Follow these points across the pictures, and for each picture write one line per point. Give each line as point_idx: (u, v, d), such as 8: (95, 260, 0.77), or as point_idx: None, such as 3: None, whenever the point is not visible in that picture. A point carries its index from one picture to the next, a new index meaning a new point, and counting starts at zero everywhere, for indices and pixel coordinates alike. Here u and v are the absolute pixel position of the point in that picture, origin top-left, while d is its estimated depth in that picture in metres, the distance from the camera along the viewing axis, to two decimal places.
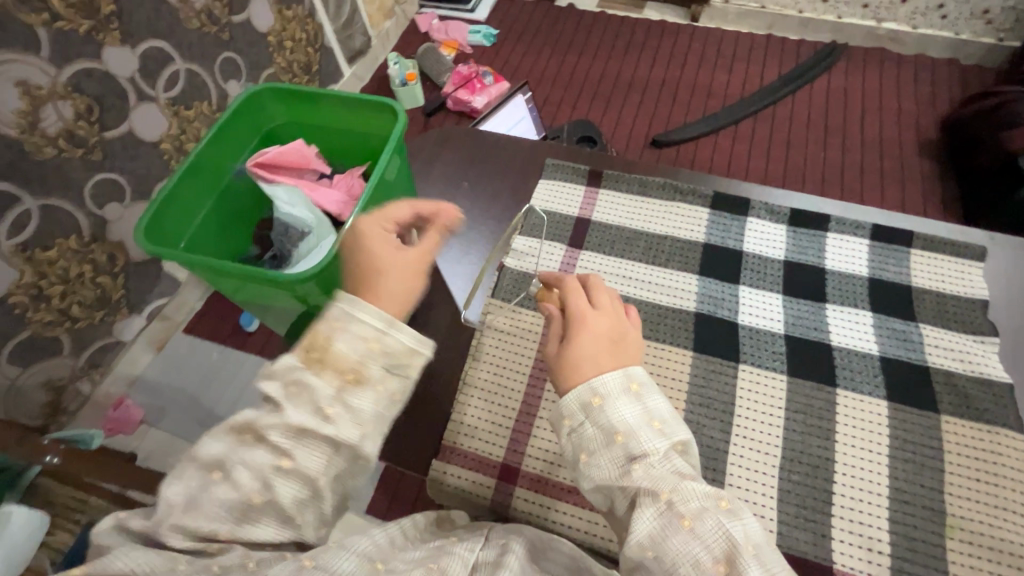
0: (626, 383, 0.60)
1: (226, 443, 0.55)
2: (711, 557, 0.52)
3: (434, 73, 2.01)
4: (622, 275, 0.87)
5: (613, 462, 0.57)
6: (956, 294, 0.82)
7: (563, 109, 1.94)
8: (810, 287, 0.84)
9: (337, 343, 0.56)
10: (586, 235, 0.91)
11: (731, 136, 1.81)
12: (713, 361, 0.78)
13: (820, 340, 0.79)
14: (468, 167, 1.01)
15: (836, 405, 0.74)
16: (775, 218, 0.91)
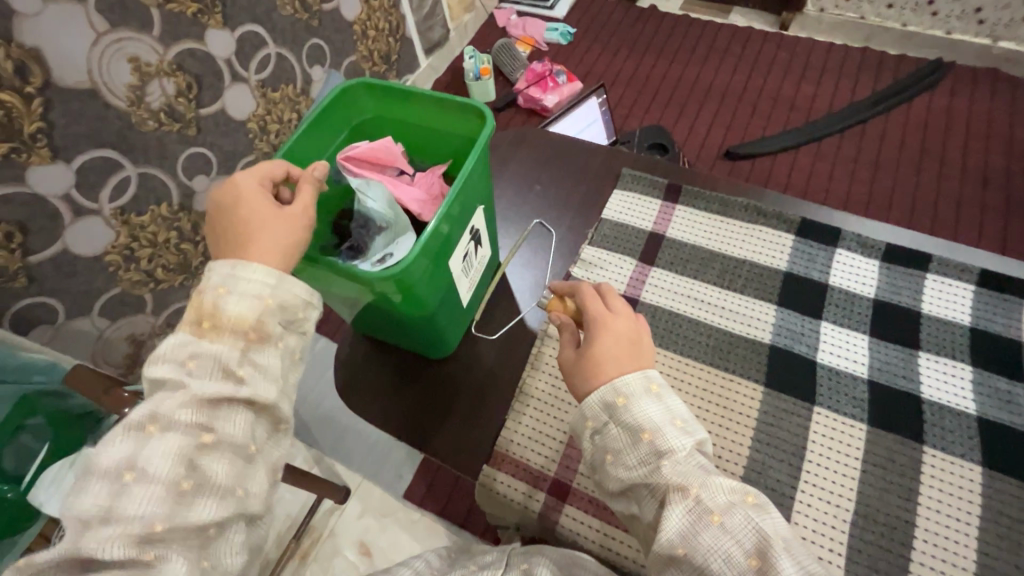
0: (647, 384, 0.60)
1: (125, 444, 0.51)
2: (744, 554, 0.50)
3: (508, 69, 2.00)
4: (691, 298, 0.80)
5: (640, 460, 0.57)
6: None
7: (635, 112, 1.90)
8: (903, 330, 0.75)
9: (225, 307, 0.56)
10: (658, 252, 0.85)
11: (812, 153, 1.72)
12: (791, 404, 0.71)
13: (910, 392, 0.70)
14: (540, 175, 0.99)
15: (921, 465, 0.66)
16: (868, 251, 0.81)
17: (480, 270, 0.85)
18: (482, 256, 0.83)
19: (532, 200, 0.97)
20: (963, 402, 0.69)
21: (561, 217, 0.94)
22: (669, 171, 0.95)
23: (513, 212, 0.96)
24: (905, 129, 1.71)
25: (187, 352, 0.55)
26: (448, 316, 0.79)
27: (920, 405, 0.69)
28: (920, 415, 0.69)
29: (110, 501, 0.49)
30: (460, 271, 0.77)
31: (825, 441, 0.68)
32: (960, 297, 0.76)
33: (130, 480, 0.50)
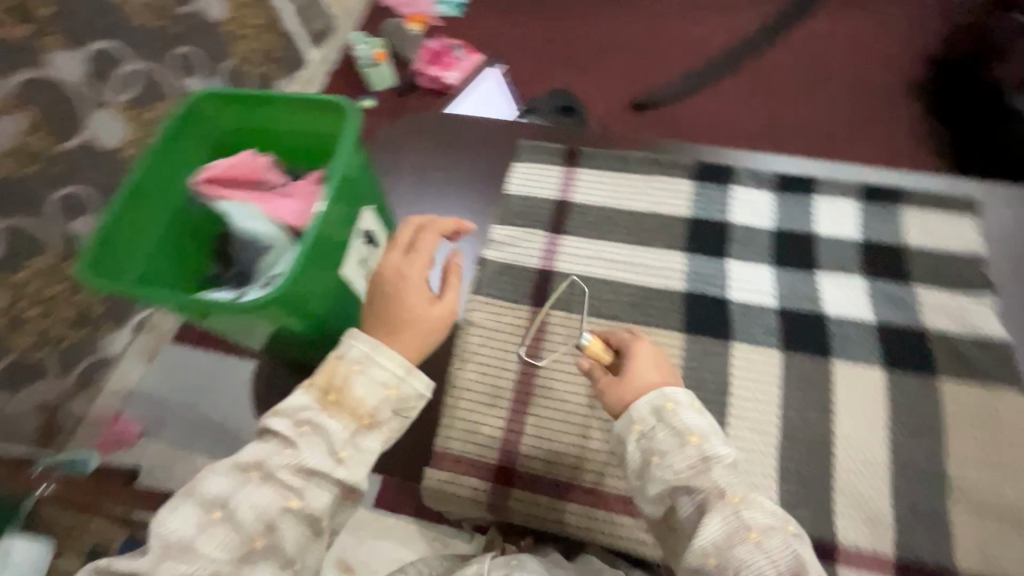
0: (690, 400, 0.61)
1: (232, 479, 0.56)
2: (777, 574, 0.52)
3: (403, 48, 1.85)
4: (610, 261, 0.82)
5: (686, 461, 0.58)
6: (952, 251, 0.79)
7: (538, 79, 1.88)
8: (801, 255, 0.81)
9: (354, 387, 0.59)
10: (567, 219, 0.86)
11: (710, 93, 1.77)
12: (710, 343, 0.76)
13: (813, 311, 0.77)
14: (440, 154, 0.94)
15: (832, 377, 0.73)
16: (759, 183, 0.87)
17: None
18: (382, 254, 0.78)
19: (435, 182, 0.92)
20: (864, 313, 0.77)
21: (468, 198, 0.91)
22: (567, 135, 0.95)
23: (416, 197, 0.92)
24: (791, 58, 1.79)
25: (303, 419, 0.58)
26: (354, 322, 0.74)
27: (826, 319, 0.76)
28: (824, 331, 0.76)
29: (201, 529, 0.53)
30: (356, 272, 0.71)
31: (745, 370, 0.74)
32: (851, 214, 0.84)
33: (219, 519, 0.54)
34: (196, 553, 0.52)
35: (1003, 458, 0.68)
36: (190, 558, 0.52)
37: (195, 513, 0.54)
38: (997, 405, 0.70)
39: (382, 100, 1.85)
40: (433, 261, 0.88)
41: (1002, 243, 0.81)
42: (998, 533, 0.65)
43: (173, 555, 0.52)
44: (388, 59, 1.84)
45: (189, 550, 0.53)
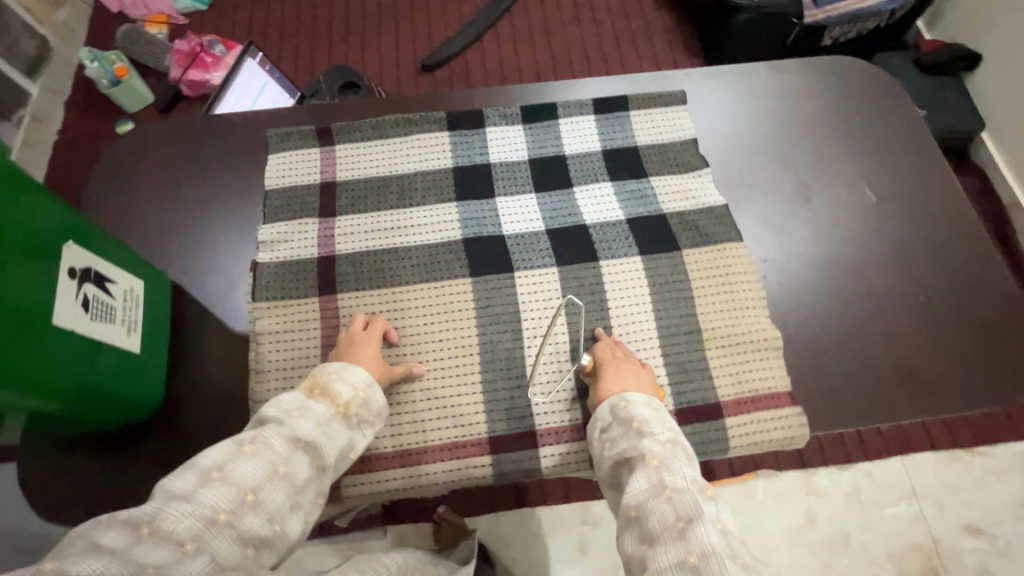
0: (647, 398, 0.60)
1: (225, 447, 0.50)
2: (675, 514, 0.49)
3: (151, 60, 1.83)
4: (409, 173, 0.77)
5: (626, 443, 0.57)
6: (787, 132, 0.82)
7: (340, 44, 1.94)
8: (631, 165, 0.77)
9: (336, 383, 0.59)
10: (337, 149, 0.79)
11: (494, 38, 1.97)
12: (552, 274, 0.71)
13: (656, 214, 0.74)
14: (197, 135, 0.82)
15: (684, 268, 0.71)
16: (582, 110, 0.81)
17: (140, 304, 0.64)
18: (128, 293, 0.62)
19: (192, 138, 0.82)
20: (706, 196, 0.75)
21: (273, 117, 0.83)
22: (325, 112, 0.84)
23: (166, 155, 0.81)
24: (579, 30, 1.98)
25: (295, 405, 0.56)
26: (123, 380, 0.59)
27: (678, 242, 0.72)
28: (670, 231, 0.73)
29: (199, 484, 0.47)
30: (98, 323, 0.56)
31: (598, 292, 0.70)
32: (663, 119, 0.80)
33: (248, 453, 0.50)
34: (195, 503, 0.45)
35: (849, 313, 0.70)
36: (193, 506, 0.45)
37: (195, 471, 0.48)
38: (834, 262, 0.73)
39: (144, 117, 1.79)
40: (232, 202, 0.78)
41: (764, 121, 0.82)
42: (848, 379, 0.67)
43: (170, 504, 0.45)
44: (134, 71, 1.75)
45: (196, 505, 0.45)
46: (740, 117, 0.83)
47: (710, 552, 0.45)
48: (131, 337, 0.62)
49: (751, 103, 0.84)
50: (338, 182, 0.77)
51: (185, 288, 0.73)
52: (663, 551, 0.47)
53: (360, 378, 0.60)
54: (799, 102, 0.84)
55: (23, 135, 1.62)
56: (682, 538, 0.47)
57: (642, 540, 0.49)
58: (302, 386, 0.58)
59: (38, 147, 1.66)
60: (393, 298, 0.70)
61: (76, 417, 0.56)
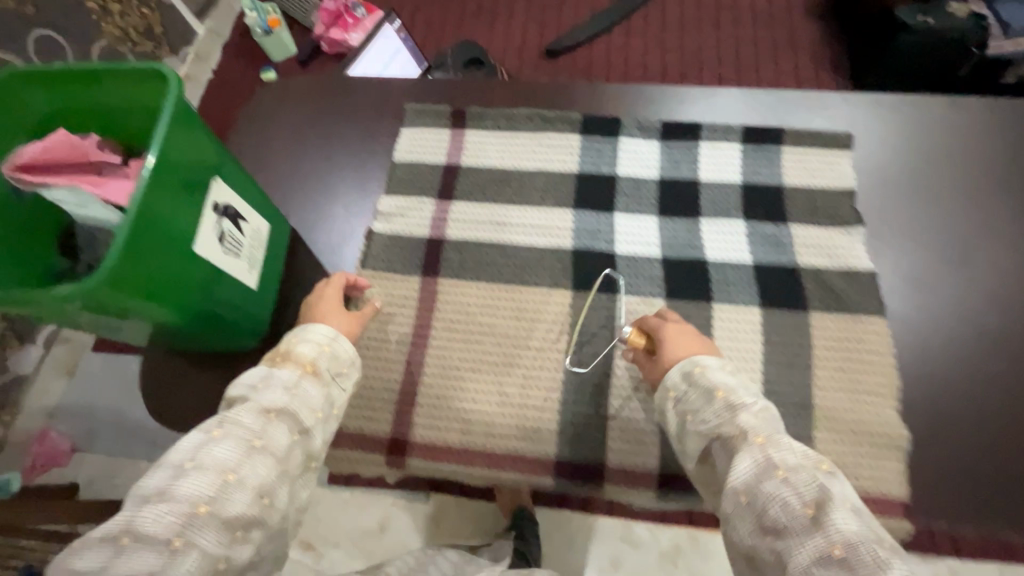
0: (720, 362, 0.56)
1: (196, 438, 0.49)
2: (801, 502, 0.43)
3: (301, 15, 1.96)
4: (532, 173, 0.76)
5: (717, 418, 0.51)
6: (959, 196, 0.71)
7: (471, 20, 1.97)
8: (769, 205, 0.71)
9: (297, 347, 0.58)
10: (466, 136, 0.80)
11: (624, 32, 1.91)
12: (656, 305, 0.67)
13: (786, 265, 0.68)
14: (337, 97, 0.86)
15: (807, 330, 0.65)
16: (727, 135, 0.75)
17: (265, 245, 0.67)
18: (257, 233, 0.65)
19: (332, 101, 0.85)
20: (851, 259, 0.67)
21: (410, 95, 0.84)
22: (456, 88, 0.84)
23: (307, 113, 0.85)
24: (716, 35, 1.87)
25: (261, 377, 0.55)
26: (234, 308, 0.63)
27: (807, 302, 0.66)
28: (799, 286, 0.67)
29: (172, 480, 0.46)
30: (226, 259, 0.59)
31: (705, 335, 0.66)
32: (816, 161, 0.73)
33: (219, 438, 0.48)
34: (172, 501, 0.44)
35: (998, 423, 0.60)
36: (171, 504, 0.44)
37: (170, 468, 0.47)
38: (993, 359, 0.63)
39: (286, 67, 1.94)
40: (357, 169, 0.81)
41: (932, 174, 0.72)
42: (983, 501, 0.57)
43: (146, 507, 0.44)
44: (285, 25, 1.90)
45: (174, 502, 0.44)
46: (902, 164, 0.73)
47: (855, 541, 0.40)
48: (250, 273, 0.64)
49: (921, 149, 0.74)
50: (462, 167, 0.78)
51: (301, 238, 0.77)
52: (800, 545, 0.41)
53: (325, 335, 0.60)
54: (981, 156, 0.73)
55: (186, 69, 1.82)
56: (818, 527, 0.41)
57: (764, 530, 0.43)
58: (265, 358, 0.58)
59: (197, 82, 1.86)
60: (490, 294, 0.70)
61: (185, 330, 0.60)
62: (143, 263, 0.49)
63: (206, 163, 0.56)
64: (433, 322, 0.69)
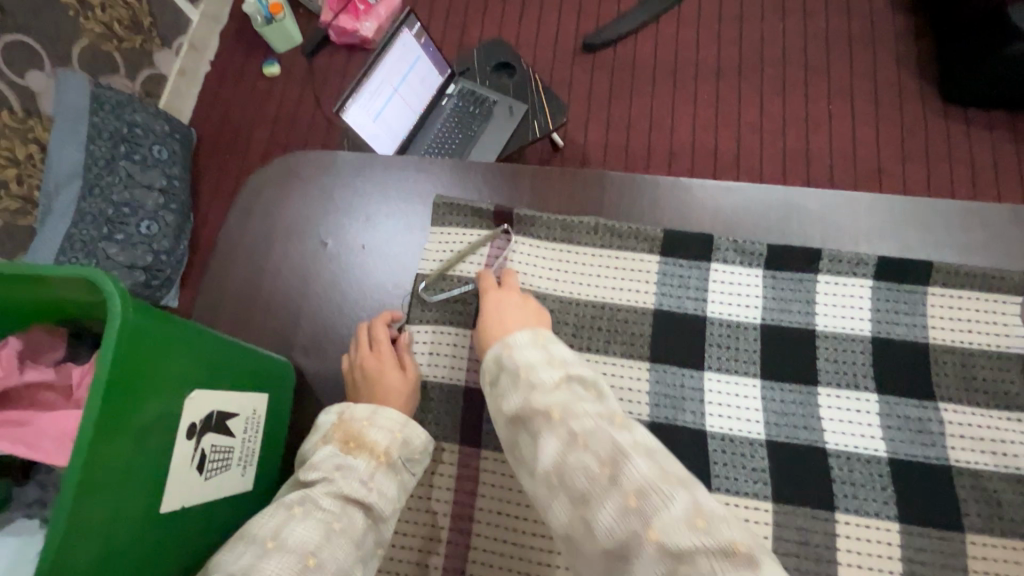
0: (532, 335, 0.49)
1: (277, 514, 0.47)
2: (596, 462, 0.40)
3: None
4: (596, 307, 0.60)
5: (518, 400, 0.45)
6: None
7: (498, 9, 1.74)
8: (911, 374, 0.55)
9: (370, 433, 0.53)
10: (511, 251, 0.63)
11: (673, 22, 1.67)
12: (766, 511, 0.52)
13: (932, 464, 0.52)
14: (351, 191, 0.70)
15: (967, 562, 0.49)
16: (855, 272, 0.58)
17: (262, 427, 0.54)
18: (251, 419, 0.52)
19: (346, 199, 0.70)
20: (1022, 460, 0.52)
21: (444, 167, 0.69)
22: (502, 180, 0.67)
23: (316, 193, 0.70)
24: (783, 27, 1.62)
25: (333, 465, 0.51)
26: (218, 526, 0.50)
27: (962, 517, 0.50)
28: (953, 494, 0.51)
29: (256, 558, 0.43)
30: (209, 476, 0.46)
31: (828, 559, 0.50)
32: (974, 314, 0.56)
33: (300, 515, 0.47)
34: None
35: None
36: None
37: (252, 545, 0.44)
38: None
39: (288, 58, 1.71)
40: (375, 287, 0.66)
41: None
42: None
43: None
44: (288, 10, 1.66)
45: None
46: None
47: (646, 486, 0.38)
48: (243, 477, 0.51)
49: None
50: None
51: (313, 382, 0.62)
52: (602, 510, 0.39)
53: (393, 418, 0.54)
54: None
55: (181, 63, 1.61)
56: (615, 483, 0.39)
57: (572, 501, 0.40)
58: (336, 440, 0.53)
59: (193, 77, 1.65)
60: None
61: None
62: (96, 539, 0.35)
63: (179, 369, 0.42)
64: (476, 516, 0.56)
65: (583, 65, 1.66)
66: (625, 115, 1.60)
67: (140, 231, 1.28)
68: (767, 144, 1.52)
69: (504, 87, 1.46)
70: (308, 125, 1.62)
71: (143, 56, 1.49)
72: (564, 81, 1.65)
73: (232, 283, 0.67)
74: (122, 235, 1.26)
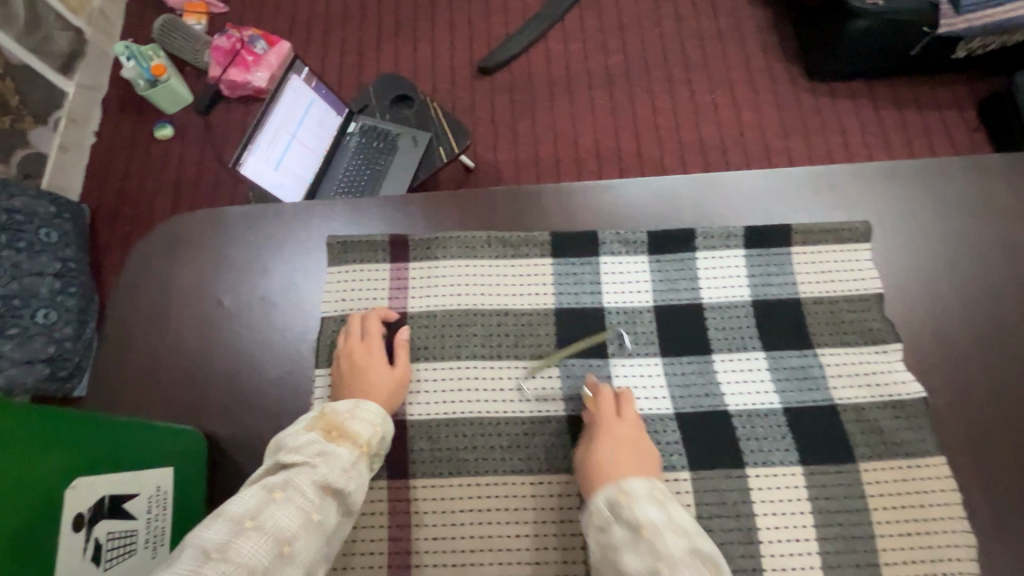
0: (651, 489, 0.49)
1: (255, 495, 0.46)
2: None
3: (191, 57, 1.69)
4: (500, 316, 0.62)
5: (640, 563, 0.45)
6: (981, 285, 0.62)
7: (391, 44, 1.77)
8: (789, 327, 0.60)
9: (352, 425, 0.53)
10: (410, 277, 0.65)
11: (559, 36, 1.76)
12: (684, 479, 0.55)
13: (818, 405, 0.57)
14: (241, 243, 0.69)
15: (862, 488, 0.54)
16: (725, 244, 0.63)
17: (170, 503, 0.53)
18: (156, 496, 0.52)
19: (237, 252, 0.68)
20: (894, 386, 0.57)
21: (337, 206, 0.70)
22: (396, 210, 0.69)
23: (206, 251, 0.68)
24: (658, 29, 1.75)
25: (316, 451, 0.50)
26: None
27: (853, 450, 0.55)
28: (841, 428, 0.56)
29: (233, 536, 0.43)
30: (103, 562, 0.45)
31: (745, 513, 0.53)
32: (832, 263, 0.62)
33: (282, 499, 0.46)
34: None
35: None
36: None
37: (227, 522, 0.44)
38: None
39: (180, 118, 1.66)
40: (280, 334, 0.65)
41: (950, 259, 0.63)
42: None
43: (208, 565, 0.40)
44: (173, 70, 1.61)
45: None
46: (920, 248, 0.64)
47: None
48: (156, 558, 0.50)
49: (942, 222, 0.64)
50: (409, 317, 0.63)
51: (228, 444, 0.60)
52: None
53: (375, 412, 0.55)
54: (990, 229, 0.64)
55: (60, 139, 1.52)
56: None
57: None
58: (322, 425, 0.53)
59: (76, 151, 1.57)
60: (477, 497, 0.57)
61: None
62: None
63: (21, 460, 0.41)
64: (412, 545, 0.56)
65: (481, 87, 1.71)
66: (530, 129, 1.66)
67: (35, 321, 1.17)
68: (663, 137, 1.62)
69: (405, 118, 1.48)
70: (211, 184, 1.57)
71: (15, 137, 1.40)
72: (467, 106, 1.69)
73: (127, 359, 0.64)
74: (14, 328, 1.15)
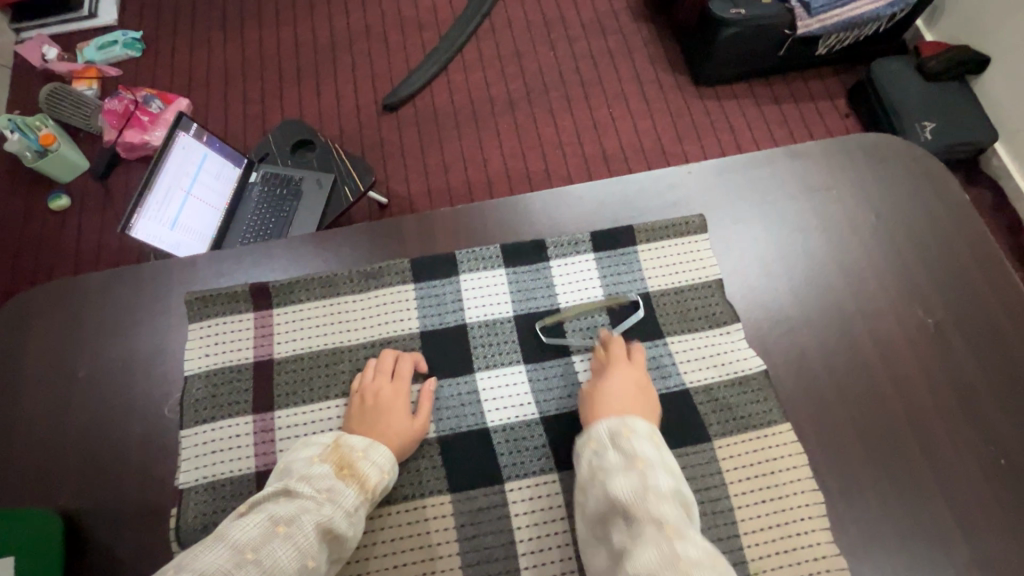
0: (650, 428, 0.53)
1: (259, 525, 0.45)
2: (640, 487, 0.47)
3: (82, 123, 1.64)
4: (368, 346, 0.64)
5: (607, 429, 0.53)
6: (812, 258, 0.67)
7: (293, 91, 1.78)
8: (641, 321, 0.63)
9: (363, 463, 0.53)
10: (275, 322, 0.64)
11: (460, 67, 1.82)
12: (553, 482, 0.57)
13: (672, 392, 0.60)
14: (102, 311, 0.67)
15: (719, 464, 0.57)
16: (575, 252, 0.66)
17: None
18: None
19: (99, 319, 0.66)
20: (738, 364, 0.61)
21: (200, 259, 0.69)
22: (263, 258, 0.69)
23: (64, 323, 0.66)
24: (552, 52, 1.83)
25: (325, 485, 0.50)
26: None
27: (707, 428, 0.58)
28: (695, 410, 0.59)
29: (232, 568, 0.41)
30: None
31: None
32: (675, 256, 0.66)
33: (284, 534, 0.45)
34: None
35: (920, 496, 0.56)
36: None
37: (227, 549, 0.43)
38: (895, 426, 0.59)
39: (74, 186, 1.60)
40: (148, 398, 0.63)
41: (782, 239, 0.68)
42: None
43: None
44: (63, 138, 1.56)
45: None
46: (755, 231, 0.69)
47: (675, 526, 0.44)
48: None
49: (773, 206, 0.70)
50: (275, 362, 0.63)
51: (95, 521, 0.57)
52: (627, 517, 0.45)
53: (383, 458, 0.54)
54: (814, 206, 0.70)
55: None
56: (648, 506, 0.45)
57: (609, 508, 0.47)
58: (334, 462, 0.53)
59: None
60: None
61: None
62: None
63: None
64: None
65: (388, 123, 1.74)
66: (440, 158, 1.69)
67: None
68: (568, 153, 1.69)
69: (307, 161, 1.48)
70: (114, 251, 1.51)
71: None
72: (375, 142, 1.71)
73: None
74: None
